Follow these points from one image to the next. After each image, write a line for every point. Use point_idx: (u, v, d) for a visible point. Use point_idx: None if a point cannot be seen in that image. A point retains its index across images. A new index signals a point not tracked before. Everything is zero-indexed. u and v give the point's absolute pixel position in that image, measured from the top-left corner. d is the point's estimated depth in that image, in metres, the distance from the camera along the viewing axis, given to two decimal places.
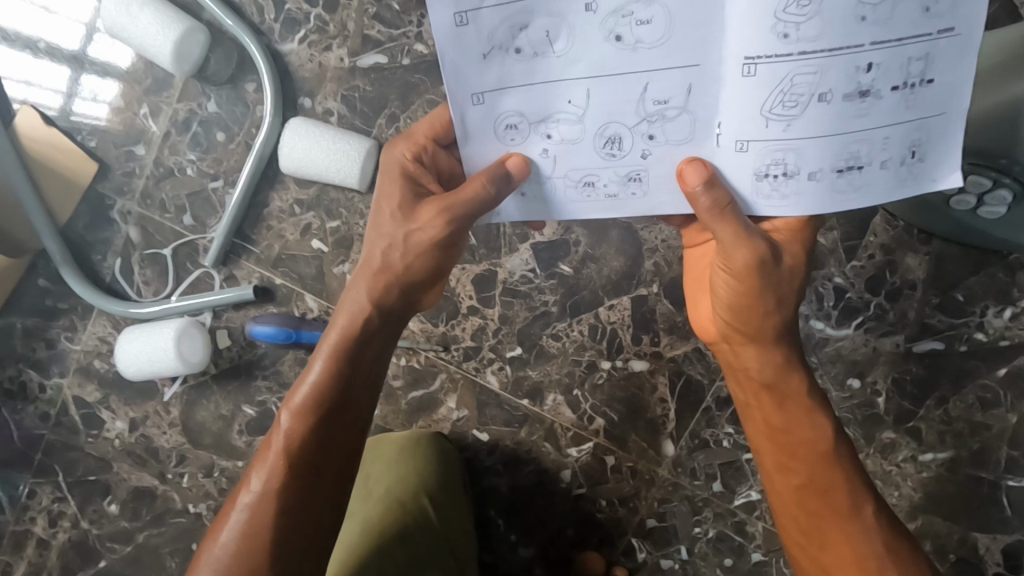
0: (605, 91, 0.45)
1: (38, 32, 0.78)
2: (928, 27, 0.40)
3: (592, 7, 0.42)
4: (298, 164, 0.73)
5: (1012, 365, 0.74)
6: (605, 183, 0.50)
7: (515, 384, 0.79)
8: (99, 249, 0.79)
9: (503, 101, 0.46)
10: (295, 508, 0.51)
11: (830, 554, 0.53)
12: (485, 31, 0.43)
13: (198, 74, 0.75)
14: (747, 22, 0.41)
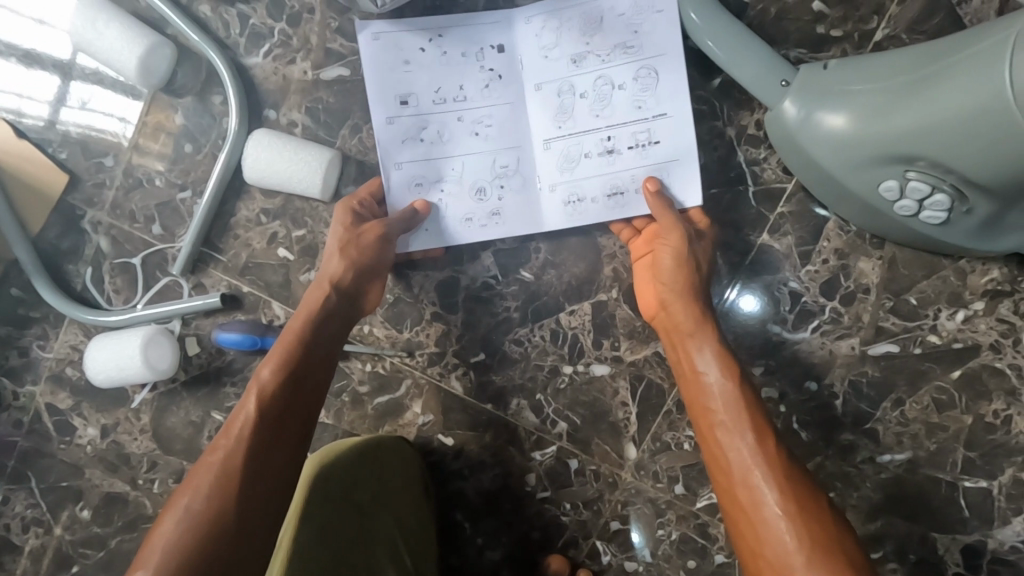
0: (476, 159, 0.75)
1: (29, 44, 0.78)
2: (641, 115, 0.73)
3: (460, 118, 0.75)
4: (262, 175, 0.74)
5: (965, 367, 0.75)
6: (480, 216, 0.76)
7: (479, 389, 0.80)
8: (70, 259, 0.81)
9: (413, 169, 0.75)
10: (260, 453, 0.58)
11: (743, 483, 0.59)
12: (403, 130, 0.74)
13: (167, 88, 0.77)
14: (541, 121, 0.75)
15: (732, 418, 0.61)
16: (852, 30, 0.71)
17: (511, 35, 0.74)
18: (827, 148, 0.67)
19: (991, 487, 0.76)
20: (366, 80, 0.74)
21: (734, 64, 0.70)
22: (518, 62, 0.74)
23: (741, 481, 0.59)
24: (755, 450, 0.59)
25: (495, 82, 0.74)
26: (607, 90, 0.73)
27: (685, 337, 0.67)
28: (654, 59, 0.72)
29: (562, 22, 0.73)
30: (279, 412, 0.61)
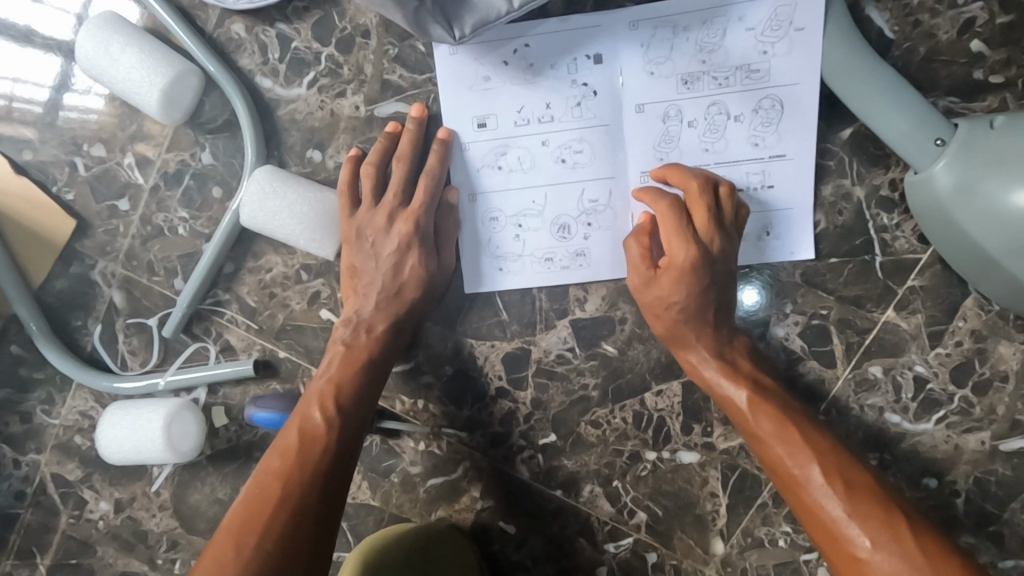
0: (561, 193, 0.64)
1: (25, 21, 0.66)
2: (759, 154, 0.62)
3: (545, 143, 0.63)
4: (257, 219, 0.62)
5: None
6: (560, 259, 0.65)
7: (548, 473, 0.70)
8: (79, 314, 0.70)
9: (492, 201, 0.64)
10: (292, 490, 0.54)
11: (826, 530, 0.54)
12: (478, 156, 0.64)
13: (191, 120, 0.65)
14: (640, 144, 0.63)
15: (796, 459, 0.56)
16: (1016, 77, 0.60)
17: (614, 42, 0.61)
18: (1000, 229, 0.55)
19: None
20: (438, 96, 0.63)
21: (875, 115, 0.58)
22: (618, 77, 0.62)
23: (821, 526, 0.54)
24: (831, 490, 0.54)
25: (590, 99, 0.62)
26: (721, 120, 0.62)
27: (716, 387, 0.61)
28: (783, 88, 0.61)
29: (675, 37, 0.61)
30: (324, 446, 0.57)
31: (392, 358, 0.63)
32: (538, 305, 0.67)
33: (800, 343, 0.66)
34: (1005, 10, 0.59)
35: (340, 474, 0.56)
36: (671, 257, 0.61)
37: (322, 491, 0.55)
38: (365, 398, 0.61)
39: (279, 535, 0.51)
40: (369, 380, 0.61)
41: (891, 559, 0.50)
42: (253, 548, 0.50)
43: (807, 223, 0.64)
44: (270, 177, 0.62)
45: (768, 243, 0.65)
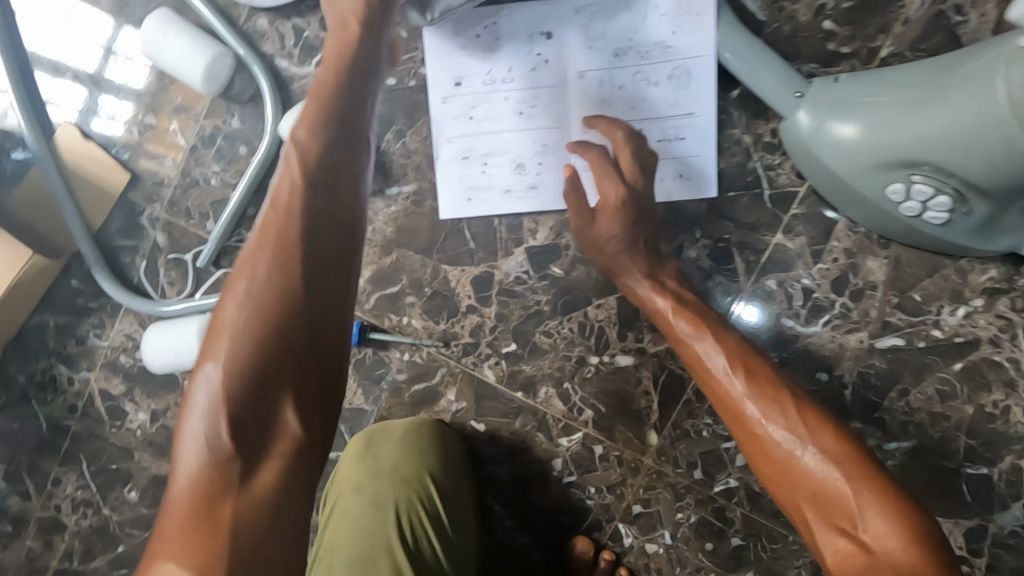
0: (519, 139, 0.81)
1: (80, 39, 0.85)
2: (673, 111, 0.80)
3: (507, 99, 0.81)
4: (291, 138, 0.80)
5: (966, 360, 0.81)
6: (517, 191, 0.82)
7: (511, 377, 0.86)
8: (129, 252, 0.86)
9: (464, 144, 0.82)
10: (272, 246, 0.53)
11: (732, 413, 0.66)
12: (455, 109, 0.81)
13: (224, 94, 0.83)
14: (581, 102, 0.80)
15: (710, 356, 0.70)
16: (861, 47, 0.77)
17: (562, 23, 0.79)
18: (842, 153, 0.72)
19: (991, 474, 0.82)
20: (425, 63, 0.82)
21: (754, 77, 0.76)
22: (564, 49, 0.80)
23: (729, 406, 0.66)
24: (737, 377, 0.66)
25: (542, 66, 0.80)
26: (644, 84, 0.79)
27: (649, 301, 0.76)
28: (692, 61, 0.78)
29: (608, 19, 0.79)
30: (294, 193, 0.54)
31: (354, 133, 0.60)
32: (498, 235, 0.83)
33: (708, 262, 0.83)
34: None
35: (321, 213, 0.55)
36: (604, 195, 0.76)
37: (299, 232, 0.53)
38: (331, 156, 0.57)
39: (274, 271, 0.52)
40: (329, 152, 0.57)
41: (780, 426, 0.61)
42: (250, 288, 0.51)
43: (711, 166, 0.81)
44: (301, 110, 0.80)
45: (682, 183, 0.81)
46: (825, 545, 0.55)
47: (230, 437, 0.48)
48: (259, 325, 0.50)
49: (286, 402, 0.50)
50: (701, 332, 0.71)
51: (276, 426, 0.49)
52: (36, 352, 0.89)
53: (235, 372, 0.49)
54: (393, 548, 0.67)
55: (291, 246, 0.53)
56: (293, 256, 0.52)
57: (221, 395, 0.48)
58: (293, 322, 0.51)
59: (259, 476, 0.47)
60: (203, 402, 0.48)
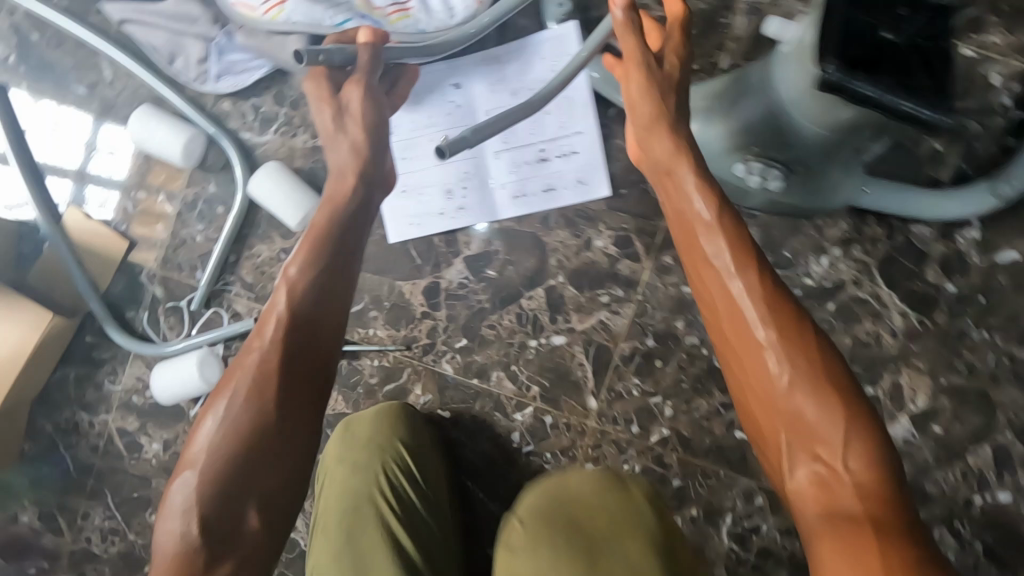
0: (445, 170, 0.99)
1: (76, 137, 1.03)
2: (565, 132, 0.98)
3: (431, 140, 0.99)
4: (261, 196, 0.97)
5: (836, 300, 0.99)
6: (449, 212, 1.00)
7: (466, 367, 1.01)
8: (133, 306, 1.02)
9: (401, 180, 1.00)
10: (264, 365, 0.61)
11: (732, 327, 0.63)
12: (391, 153, 1.00)
13: (201, 166, 1.01)
14: (490, 135, 0.99)
15: (716, 258, 0.64)
16: (704, 63, 0.97)
17: (467, 75, 0.98)
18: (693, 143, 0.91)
19: (875, 392, 0.99)
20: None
21: (623, 97, 0.94)
22: (471, 95, 0.99)
23: (736, 326, 0.62)
24: (748, 288, 0.62)
25: (456, 110, 0.99)
26: (539, 114, 0.98)
27: (667, 158, 0.70)
28: (573, 90, 0.97)
29: (503, 66, 0.98)
30: (290, 327, 0.63)
31: (345, 275, 0.68)
32: (439, 250, 1.01)
33: (614, 249, 0.99)
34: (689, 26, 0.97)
35: (311, 344, 0.64)
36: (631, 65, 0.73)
37: (290, 362, 0.62)
38: (322, 297, 0.65)
39: (269, 386, 0.61)
40: (321, 292, 0.65)
41: (783, 354, 0.59)
42: (242, 398, 0.60)
43: (603, 170, 0.98)
44: (268, 172, 0.98)
45: (583, 188, 0.99)
46: (797, 469, 0.57)
47: (198, 531, 0.55)
48: (245, 435, 0.59)
49: (250, 507, 0.57)
50: (712, 236, 0.65)
51: (239, 534, 0.57)
52: (60, 403, 1.04)
53: (206, 479, 0.57)
54: (375, 497, 0.81)
55: (264, 384, 0.61)
56: (263, 390, 0.60)
57: (193, 496, 0.57)
58: (266, 446, 0.59)
59: (215, 570, 0.55)
60: (179, 506, 0.57)
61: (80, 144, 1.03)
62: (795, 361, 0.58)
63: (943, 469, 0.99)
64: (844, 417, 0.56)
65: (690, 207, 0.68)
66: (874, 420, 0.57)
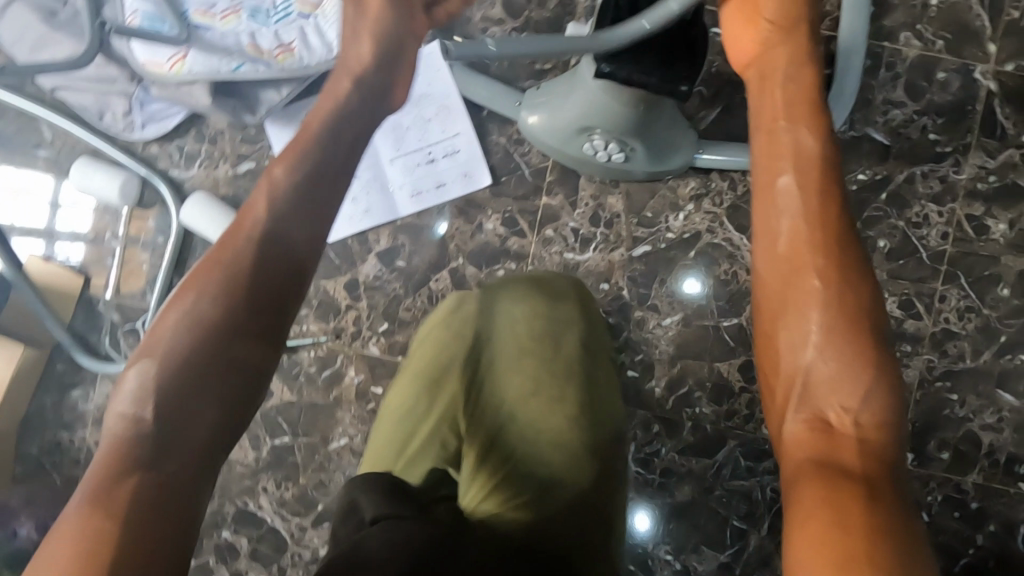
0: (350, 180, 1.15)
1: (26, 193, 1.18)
2: (447, 135, 1.15)
3: None
4: (191, 221, 1.13)
5: (696, 247, 1.15)
6: (357, 216, 1.16)
7: (391, 347, 1.17)
8: (96, 332, 1.17)
9: None
10: (257, 236, 0.61)
11: (782, 227, 0.61)
12: None
13: (139, 204, 1.17)
14: (384, 145, 1.15)
15: (801, 139, 0.64)
16: (556, 63, 1.14)
17: None
18: (546, 131, 1.06)
19: (740, 321, 1.16)
20: (270, 146, 1.15)
21: (489, 102, 1.11)
22: None
23: (765, 231, 0.62)
24: (819, 196, 0.61)
25: None
26: (423, 122, 1.14)
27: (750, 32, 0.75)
28: (448, 99, 1.14)
29: None
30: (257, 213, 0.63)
31: (319, 179, 0.67)
32: (354, 249, 1.16)
33: (502, 229, 1.16)
34: (538, 32, 1.14)
35: (269, 244, 0.61)
36: (746, 36, 0.75)
37: (251, 251, 0.60)
38: (267, 209, 0.63)
39: (225, 272, 0.59)
40: (284, 184, 0.65)
41: (831, 290, 0.57)
42: (206, 282, 0.58)
43: (484, 164, 1.15)
44: (197, 201, 1.13)
45: (469, 181, 1.15)
46: (791, 417, 0.56)
47: (147, 417, 0.52)
48: (221, 304, 0.57)
49: (205, 404, 0.54)
50: (799, 129, 0.64)
51: (177, 435, 0.52)
52: (41, 426, 1.17)
53: (166, 364, 0.54)
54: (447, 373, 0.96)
55: (208, 315, 0.57)
56: (238, 296, 0.58)
57: (147, 379, 0.54)
58: (207, 375, 0.55)
59: (119, 487, 0.49)
60: (132, 387, 0.53)
61: (30, 198, 1.18)
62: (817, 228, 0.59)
63: None
64: (866, 372, 0.54)
65: (789, 77, 0.69)
66: (895, 399, 0.55)
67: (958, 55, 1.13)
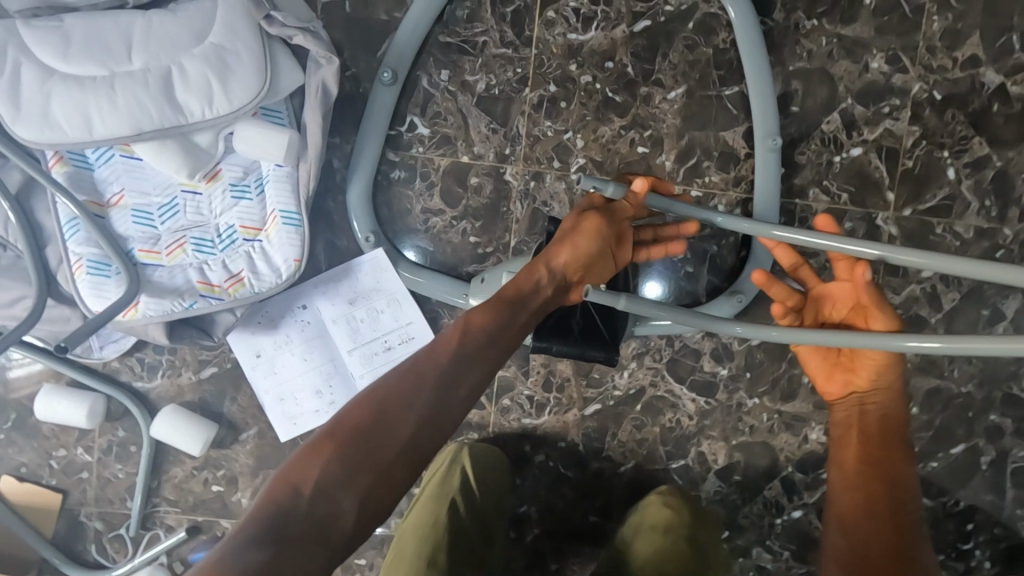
0: (311, 375, 1.19)
1: None
2: (400, 324, 1.20)
3: (294, 354, 1.19)
4: (162, 434, 1.17)
5: (642, 400, 1.25)
6: (322, 408, 1.19)
7: None
8: (81, 542, 1.21)
9: (276, 391, 1.19)
10: (409, 391, 0.78)
11: (871, 495, 0.92)
12: (263, 372, 1.19)
13: (107, 416, 1.20)
14: (341, 339, 1.20)
15: (870, 455, 0.94)
16: (496, 245, 1.20)
17: (309, 296, 1.20)
18: None
19: (686, 461, 1.27)
20: (231, 350, 1.19)
21: (438, 296, 1.17)
22: (317, 310, 1.20)
23: (857, 507, 0.91)
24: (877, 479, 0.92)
25: (308, 325, 1.20)
26: (376, 314, 1.20)
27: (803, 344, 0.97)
28: (398, 291, 1.19)
29: (337, 282, 1.19)
30: (407, 372, 0.80)
31: (467, 371, 0.82)
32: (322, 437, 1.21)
33: None
34: (477, 219, 1.19)
35: (419, 407, 0.77)
36: (836, 378, 0.96)
37: (400, 405, 0.76)
38: (425, 375, 0.80)
39: (377, 417, 0.75)
40: (440, 362, 0.81)
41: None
42: (364, 407, 0.76)
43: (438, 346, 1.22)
44: (167, 414, 1.17)
45: None
46: None
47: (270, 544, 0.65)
48: (362, 448, 0.73)
49: (311, 538, 0.67)
50: (889, 411, 0.94)
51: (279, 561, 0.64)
52: None
53: (298, 486, 0.69)
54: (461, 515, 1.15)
55: (349, 453, 0.72)
56: (364, 441, 0.73)
57: (282, 496, 0.69)
58: (340, 506, 0.70)
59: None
60: (278, 492, 0.69)
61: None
62: (869, 470, 0.93)
63: (748, 504, 1.29)
64: None
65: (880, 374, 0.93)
66: None
67: (861, 207, 1.24)
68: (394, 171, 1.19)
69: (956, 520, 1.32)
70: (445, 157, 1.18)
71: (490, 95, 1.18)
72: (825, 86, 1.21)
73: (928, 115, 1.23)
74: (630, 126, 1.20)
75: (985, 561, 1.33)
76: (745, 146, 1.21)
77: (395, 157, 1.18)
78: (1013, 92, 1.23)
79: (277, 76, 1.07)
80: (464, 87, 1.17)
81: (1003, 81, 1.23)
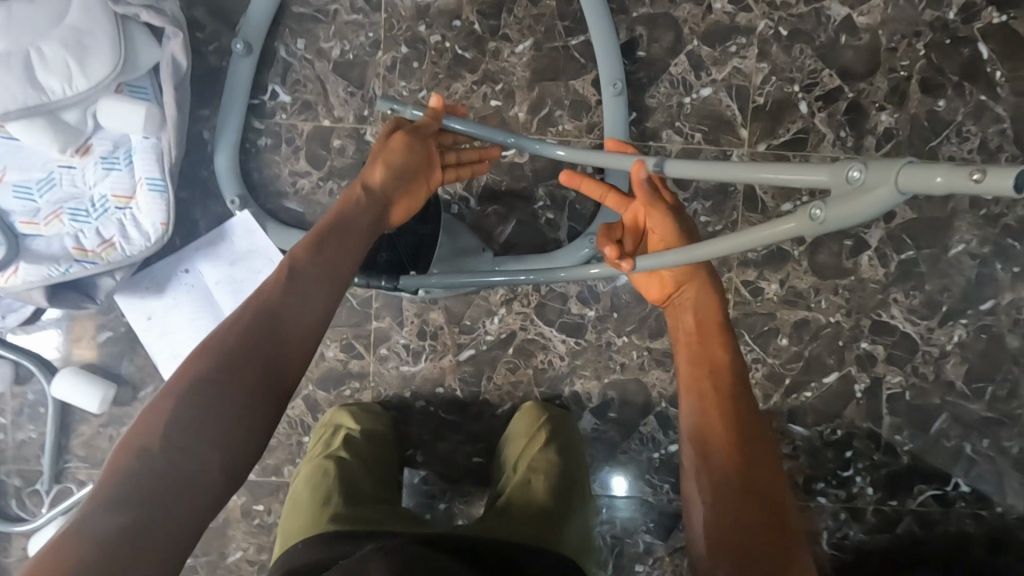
0: (197, 334, 1.26)
1: None
2: None
3: (180, 315, 1.27)
4: (63, 394, 1.27)
5: (514, 344, 1.32)
6: None
7: (263, 469, 1.33)
8: (2, 498, 1.32)
9: (166, 350, 1.27)
10: (252, 329, 0.80)
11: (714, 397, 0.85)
12: (153, 333, 1.27)
13: (18, 382, 1.31)
14: (223, 298, 1.27)
15: (716, 357, 0.89)
16: None
17: (192, 260, 1.28)
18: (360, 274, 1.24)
19: (562, 401, 1.33)
20: (123, 314, 1.28)
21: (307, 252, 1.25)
22: (200, 273, 1.27)
23: (707, 411, 0.85)
24: (724, 381, 0.86)
25: (192, 288, 1.27)
26: (254, 273, 1.27)
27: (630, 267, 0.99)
28: (272, 250, 1.26)
29: (216, 246, 1.27)
30: (252, 315, 0.81)
31: (313, 304, 0.86)
32: None
33: (342, 354, 1.32)
34: (341, 178, 1.26)
35: (271, 345, 0.80)
36: (654, 285, 0.96)
37: (248, 346, 0.78)
38: (271, 312, 0.82)
39: (227, 360, 0.76)
40: (286, 300, 0.83)
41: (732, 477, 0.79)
42: (205, 356, 0.76)
43: None
44: (67, 375, 1.26)
45: None
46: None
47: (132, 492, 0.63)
48: (218, 388, 0.74)
49: (179, 475, 0.67)
50: (713, 318, 0.92)
51: (149, 505, 0.63)
52: None
53: (150, 436, 0.68)
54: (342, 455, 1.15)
55: (204, 396, 0.72)
56: (220, 383, 0.74)
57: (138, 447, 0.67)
58: (208, 443, 0.70)
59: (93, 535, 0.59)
60: (133, 448, 0.67)
61: None
62: (697, 364, 0.89)
63: (625, 440, 1.34)
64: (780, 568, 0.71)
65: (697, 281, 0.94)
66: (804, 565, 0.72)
67: (715, 145, 1.27)
68: (261, 139, 1.26)
69: (834, 448, 1.36)
70: (307, 122, 1.25)
71: (345, 60, 1.25)
72: (670, 31, 1.26)
73: (776, 52, 1.26)
74: (481, 81, 1.25)
75: (867, 488, 1.36)
76: (594, 93, 1.25)
77: (260, 125, 1.26)
78: (859, 24, 1.26)
79: (134, 53, 1.15)
80: (320, 55, 1.24)
81: (849, 14, 1.25)
